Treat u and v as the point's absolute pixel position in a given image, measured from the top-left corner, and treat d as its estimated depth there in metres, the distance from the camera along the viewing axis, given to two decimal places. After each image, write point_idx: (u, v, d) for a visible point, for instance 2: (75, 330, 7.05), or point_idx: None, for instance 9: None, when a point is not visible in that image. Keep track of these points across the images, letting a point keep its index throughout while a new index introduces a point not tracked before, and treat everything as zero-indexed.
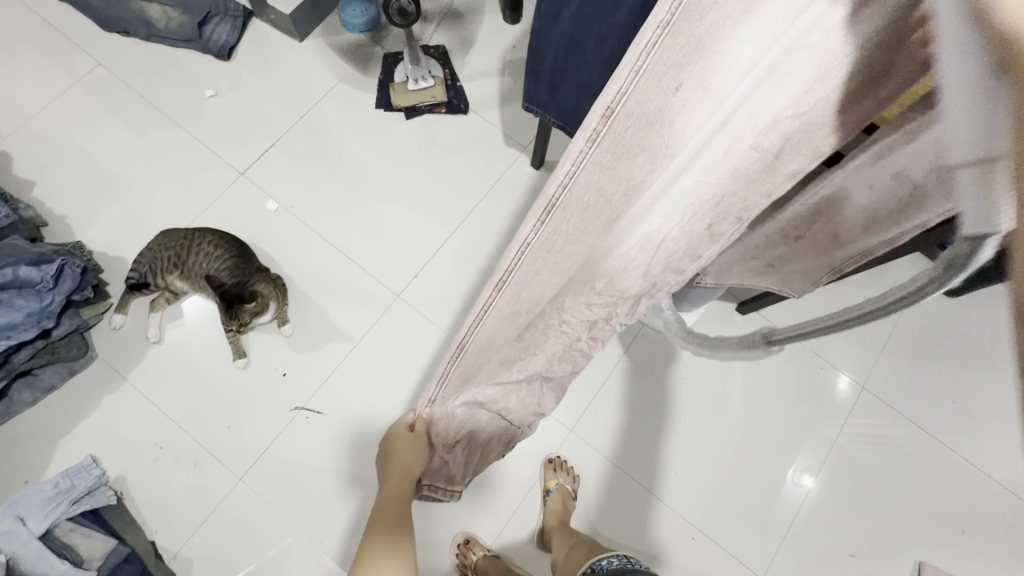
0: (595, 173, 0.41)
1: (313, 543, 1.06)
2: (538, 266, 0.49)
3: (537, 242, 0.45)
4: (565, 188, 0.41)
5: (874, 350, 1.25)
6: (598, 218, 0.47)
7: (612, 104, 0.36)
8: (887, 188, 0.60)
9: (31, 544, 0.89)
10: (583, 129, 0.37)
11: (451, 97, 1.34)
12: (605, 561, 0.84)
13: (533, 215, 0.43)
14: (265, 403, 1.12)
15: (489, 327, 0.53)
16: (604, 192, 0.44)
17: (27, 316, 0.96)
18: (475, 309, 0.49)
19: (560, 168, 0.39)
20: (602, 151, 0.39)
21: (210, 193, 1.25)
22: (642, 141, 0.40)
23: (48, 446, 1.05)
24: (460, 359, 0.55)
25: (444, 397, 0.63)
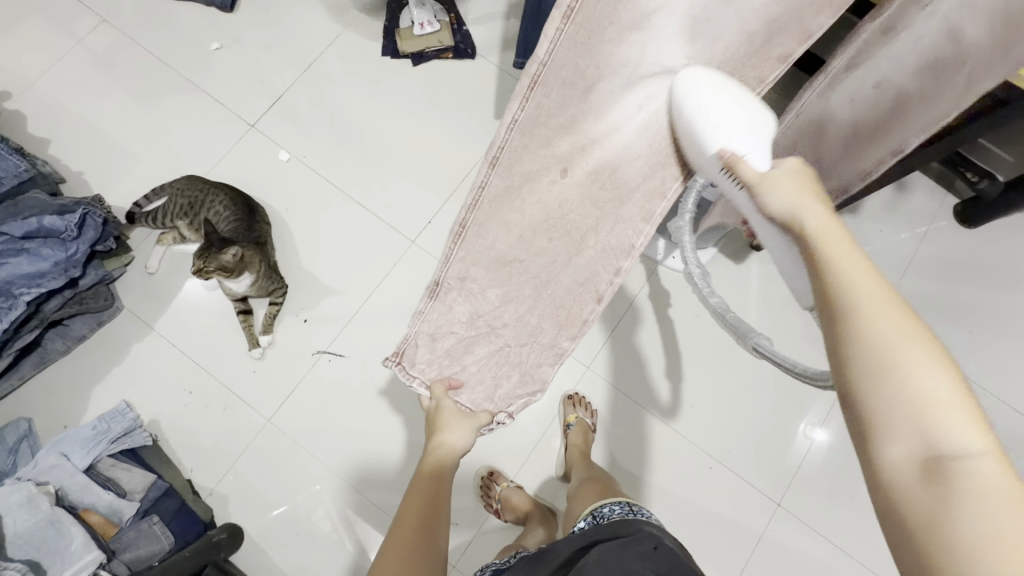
0: (569, 49, 0.55)
1: (343, 480, 1.10)
2: (530, 133, 0.62)
3: (524, 120, 0.61)
4: (544, 66, 0.56)
5: (890, 283, 1.26)
6: (577, 90, 0.59)
7: None
8: (867, 102, 0.65)
9: (77, 477, 0.92)
10: (560, 7, 0.52)
11: (457, 42, 1.32)
12: (606, 509, 0.81)
13: (520, 92, 0.58)
14: (288, 348, 1.14)
15: (488, 205, 0.68)
16: (579, 66, 0.56)
17: (55, 265, 0.98)
18: (475, 186, 0.67)
19: (540, 47, 0.54)
20: (574, 28, 0.53)
21: (222, 145, 1.25)
22: (610, 14, 0.53)
23: (82, 393, 1.09)
24: (463, 236, 0.71)
25: (449, 284, 0.75)
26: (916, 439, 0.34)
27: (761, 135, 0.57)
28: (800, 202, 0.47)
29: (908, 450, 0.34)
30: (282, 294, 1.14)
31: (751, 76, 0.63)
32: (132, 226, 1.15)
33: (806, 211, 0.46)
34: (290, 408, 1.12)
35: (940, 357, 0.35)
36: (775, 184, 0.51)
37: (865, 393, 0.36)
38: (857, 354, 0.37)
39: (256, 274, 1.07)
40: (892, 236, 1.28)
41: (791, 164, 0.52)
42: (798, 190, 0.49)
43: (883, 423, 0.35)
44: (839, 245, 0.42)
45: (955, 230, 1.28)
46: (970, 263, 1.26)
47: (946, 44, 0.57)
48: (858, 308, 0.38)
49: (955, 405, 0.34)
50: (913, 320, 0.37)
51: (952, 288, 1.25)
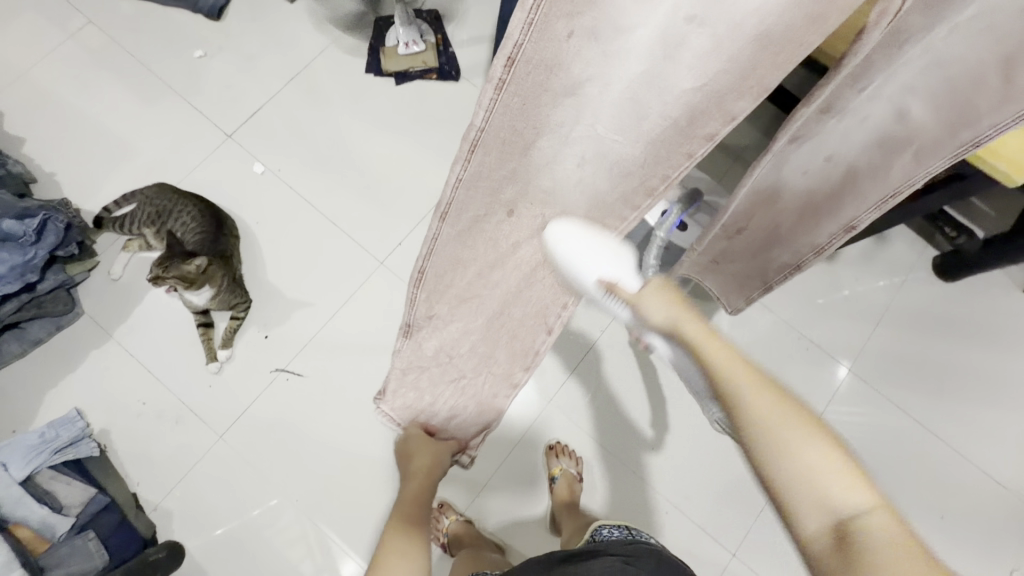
0: (508, 114, 0.50)
1: (293, 503, 1.08)
2: (475, 190, 0.58)
3: (468, 178, 0.56)
4: (483, 131, 0.50)
5: (863, 333, 1.24)
6: (516, 147, 0.55)
7: (512, 55, 0.44)
8: (819, 173, 0.67)
9: (12, 489, 0.91)
10: (491, 78, 0.46)
11: (442, 63, 1.32)
12: (606, 531, 0.82)
13: (460, 155, 0.53)
14: (247, 363, 1.13)
15: (443, 251, 0.65)
16: (517, 128, 0.52)
17: (11, 269, 0.96)
18: (426, 239, 0.63)
19: (475, 116, 0.49)
20: (509, 96, 0.48)
21: (198, 154, 1.24)
22: (544, 83, 0.48)
23: (35, 398, 1.08)
24: (422, 283, 0.69)
25: (418, 324, 0.76)
26: (823, 510, 0.41)
27: (620, 266, 0.61)
28: (677, 317, 0.51)
29: (822, 519, 0.41)
30: (245, 308, 1.12)
31: (678, 151, 0.59)
32: (99, 231, 1.15)
33: (685, 321, 0.50)
34: (244, 425, 1.11)
35: (821, 435, 0.43)
36: (649, 300, 0.53)
37: (780, 478, 0.42)
38: (766, 458, 0.43)
39: (218, 287, 1.05)
40: (869, 285, 1.27)
41: (654, 279, 0.55)
42: (671, 301, 0.52)
43: (794, 502, 0.42)
44: (723, 344, 0.47)
45: (933, 283, 1.26)
46: (947, 317, 1.25)
47: (892, 124, 0.58)
48: (750, 414, 0.44)
49: (837, 474, 0.41)
50: (795, 407, 0.44)
51: (926, 341, 1.24)
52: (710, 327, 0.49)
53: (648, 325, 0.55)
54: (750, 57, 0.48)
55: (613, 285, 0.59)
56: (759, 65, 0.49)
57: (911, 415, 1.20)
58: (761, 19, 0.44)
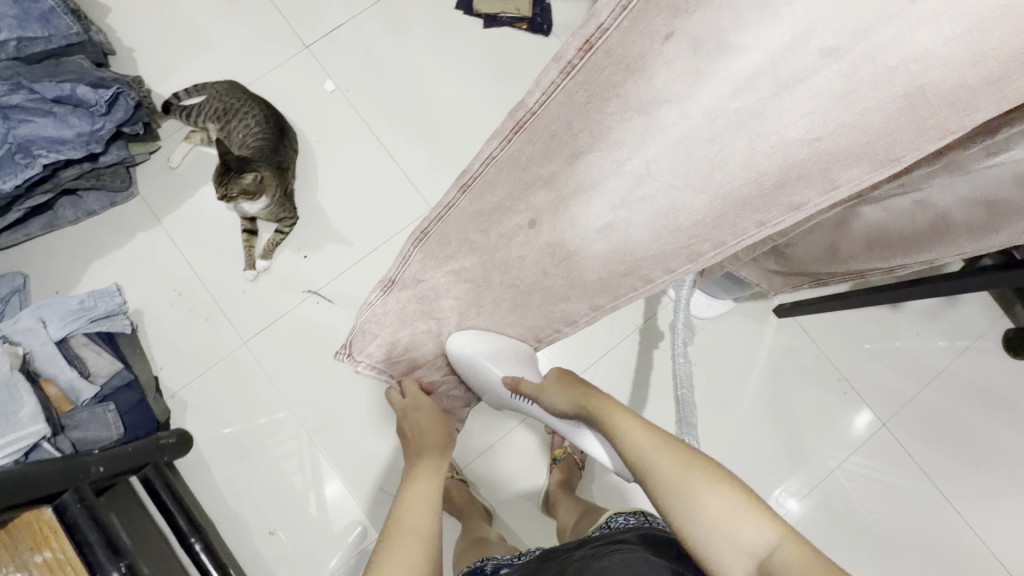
0: (565, 105, 0.53)
1: (300, 421, 1.11)
2: (505, 175, 0.60)
3: (502, 159, 0.58)
4: (533, 113, 0.54)
5: (908, 390, 1.18)
6: (565, 148, 0.57)
7: (590, 39, 0.48)
8: (903, 213, 0.67)
9: (47, 346, 0.94)
10: (564, 59, 0.50)
11: (536, 15, 1.27)
12: (620, 519, 0.80)
13: (502, 133, 0.56)
14: (282, 277, 1.14)
15: (453, 221, 0.64)
16: (572, 125, 0.54)
17: (78, 136, 0.97)
18: (440, 205, 0.63)
19: (533, 94, 0.53)
20: (575, 83, 0.51)
21: (273, 58, 1.22)
22: (618, 84, 0.50)
23: (80, 266, 1.11)
24: (422, 241, 0.66)
25: (404, 282, 0.70)
26: (731, 552, 0.45)
27: (520, 369, 0.78)
28: (573, 399, 0.69)
29: (745, 566, 0.44)
30: (290, 224, 1.12)
31: (751, 216, 0.56)
32: (166, 116, 1.15)
33: (587, 400, 0.68)
34: (268, 336, 1.12)
35: (717, 483, 0.49)
36: (549, 388, 0.73)
37: (695, 539, 0.48)
38: (676, 515, 0.49)
39: (273, 200, 1.06)
40: (926, 342, 1.19)
41: (553, 374, 0.75)
42: (569, 392, 0.71)
43: (715, 555, 0.46)
44: (619, 417, 0.62)
45: (993, 354, 1.19)
46: (999, 394, 1.18)
47: (1009, 186, 0.56)
48: (650, 478, 0.53)
49: (740, 515, 0.46)
50: (686, 460, 0.52)
51: (971, 413, 1.17)
52: (621, 406, 0.63)
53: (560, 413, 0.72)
54: (887, 122, 0.46)
55: (516, 382, 0.75)
56: (895, 132, 0.47)
57: (934, 484, 1.14)
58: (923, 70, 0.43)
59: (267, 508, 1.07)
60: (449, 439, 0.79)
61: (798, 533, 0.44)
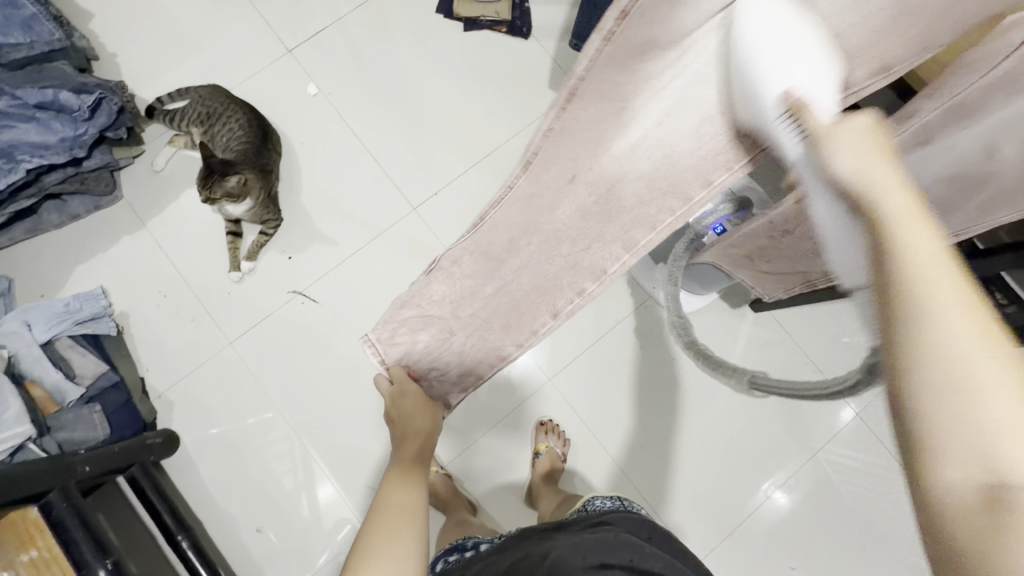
0: (613, 67, 0.40)
1: (287, 420, 1.12)
2: (564, 145, 0.48)
3: (557, 131, 0.45)
4: (586, 79, 0.41)
5: (881, 380, 1.21)
6: (612, 108, 0.45)
7: (626, 5, 0.34)
8: None
9: (33, 349, 0.95)
10: (600, 28, 0.36)
11: (515, 17, 1.29)
12: (597, 502, 0.83)
13: (556, 102, 0.43)
14: (268, 278, 1.15)
15: (507, 207, 0.56)
16: (617, 82, 0.42)
17: (61, 141, 0.99)
18: (501, 187, 0.53)
19: (577, 63, 0.39)
20: (617, 48, 0.38)
21: (256, 62, 1.23)
22: (654, 37, 0.38)
23: (65, 269, 1.12)
24: (475, 229, 0.59)
25: (441, 265, 0.66)
26: (976, 461, 0.28)
27: (822, 79, 0.37)
28: (871, 168, 0.33)
29: (973, 474, 0.28)
30: (275, 226, 1.14)
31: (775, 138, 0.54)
32: (149, 120, 1.16)
33: (883, 185, 0.32)
34: (254, 336, 1.14)
35: None
36: (844, 138, 0.35)
37: (919, 417, 0.29)
38: (916, 382, 0.29)
39: (257, 203, 1.07)
40: None
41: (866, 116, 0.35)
42: (870, 149, 0.34)
43: (936, 450, 0.29)
44: (917, 228, 0.31)
45: None
46: None
47: (978, 160, 0.58)
48: (934, 317, 0.29)
49: None
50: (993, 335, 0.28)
51: None
52: (916, 200, 0.32)
53: (820, 181, 0.36)
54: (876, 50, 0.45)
55: (801, 109, 0.37)
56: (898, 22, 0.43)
57: None
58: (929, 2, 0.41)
59: (256, 505, 1.09)
60: (433, 425, 0.82)
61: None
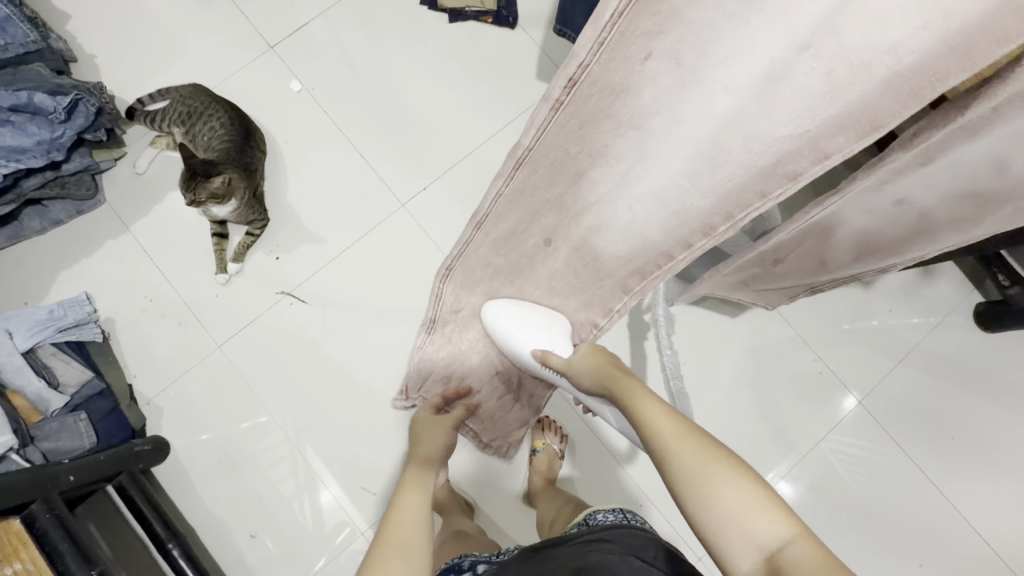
0: (561, 133, 0.53)
1: (280, 423, 1.10)
2: (514, 204, 0.62)
3: (508, 193, 0.59)
4: (531, 150, 0.54)
5: (882, 367, 1.19)
6: (566, 170, 0.59)
7: (574, 76, 0.46)
8: (884, 215, 0.65)
9: (14, 358, 0.93)
10: (550, 98, 0.48)
11: (501, 7, 1.25)
12: (599, 517, 0.80)
13: (503, 172, 0.56)
14: (256, 280, 1.13)
15: (475, 253, 0.69)
16: (569, 149, 0.56)
17: (37, 144, 0.96)
18: (459, 242, 0.67)
19: (529, 132, 0.52)
20: (566, 115, 0.50)
21: (238, 60, 1.21)
22: (606, 108, 0.51)
23: (48, 276, 1.10)
24: (450, 277, 0.73)
25: (443, 319, 0.81)
26: (747, 544, 0.46)
27: (559, 341, 0.79)
28: (602, 377, 0.70)
29: (752, 558, 0.46)
30: (261, 226, 1.11)
31: (750, 187, 0.58)
32: (130, 122, 1.14)
33: (615, 382, 0.67)
34: (244, 338, 1.12)
35: (743, 480, 0.49)
36: (579, 365, 0.74)
37: (705, 528, 0.49)
38: (690, 502, 0.51)
39: (242, 202, 1.05)
40: (900, 319, 1.20)
41: (584, 348, 0.76)
42: (602, 369, 0.71)
43: (723, 547, 0.48)
44: (644, 400, 0.61)
45: (965, 329, 1.20)
46: (973, 368, 1.19)
47: (991, 177, 0.54)
48: (672, 459, 0.54)
49: (759, 513, 0.47)
50: (711, 453, 0.52)
51: (946, 389, 1.18)
52: (644, 387, 0.64)
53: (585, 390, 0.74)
54: (865, 100, 0.46)
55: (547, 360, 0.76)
56: (874, 105, 0.46)
57: (911, 458, 1.15)
58: (896, 60, 0.43)
59: (249, 511, 1.07)
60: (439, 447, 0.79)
61: (814, 534, 0.46)
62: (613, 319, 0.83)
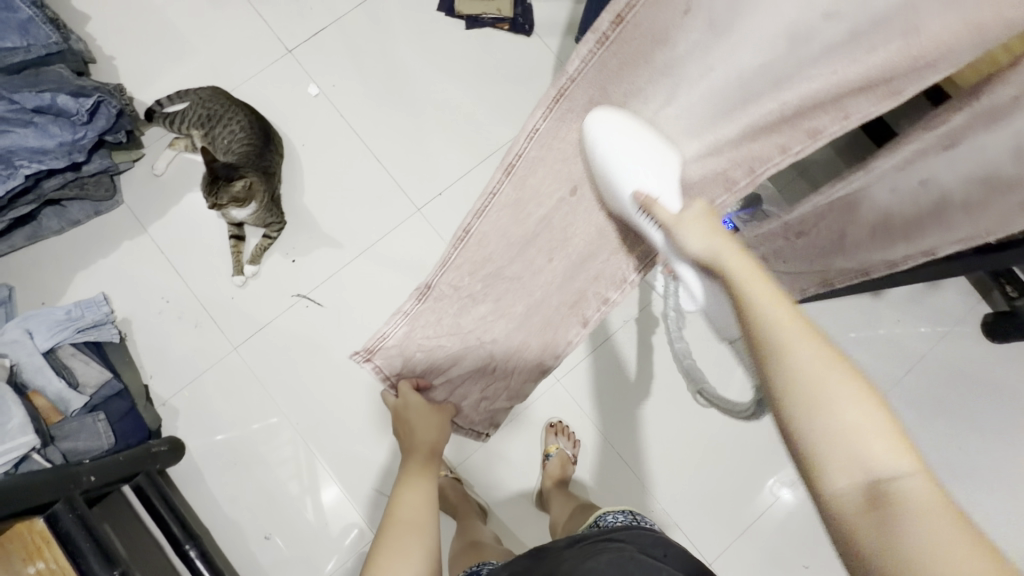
0: (602, 71, 0.55)
1: (294, 425, 1.11)
2: (545, 155, 0.63)
3: (544, 130, 0.60)
4: (573, 81, 0.56)
5: (890, 377, 1.20)
6: (599, 112, 0.59)
7: (620, 13, 0.49)
8: (909, 193, 0.63)
9: (35, 357, 0.93)
10: (597, 32, 0.51)
11: (517, 15, 1.27)
12: (609, 517, 0.81)
13: (544, 103, 0.58)
14: (272, 283, 1.14)
15: (495, 213, 0.67)
16: (606, 90, 0.57)
17: (59, 145, 0.97)
18: (486, 191, 0.66)
19: (572, 64, 0.54)
20: (608, 54, 0.53)
21: (256, 63, 1.22)
22: (643, 54, 0.52)
23: (65, 277, 1.10)
24: (463, 242, 0.70)
25: (440, 291, 0.74)
26: (852, 467, 0.36)
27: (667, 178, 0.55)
28: (714, 244, 0.49)
29: (854, 480, 0.35)
30: (278, 230, 1.12)
31: (772, 140, 0.54)
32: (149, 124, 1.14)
33: (725, 253, 0.47)
34: (260, 340, 1.12)
35: (867, 403, 0.37)
36: (689, 224, 0.52)
37: (807, 442, 0.37)
38: (795, 414, 0.38)
39: (261, 206, 1.05)
40: (907, 328, 1.22)
41: (697, 206, 0.53)
42: (711, 232, 0.50)
43: (819, 468, 0.37)
44: (761, 290, 0.43)
45: (971, 339, 1.22)
46: (980, 378, 1.21)
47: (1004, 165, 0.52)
48: (788, 358, 0.39)
49: (882, 436, 0.36)
50: (831, 358, 0.39)
51: (953, 398, 1.20)
52: (765, 276, 0.44)
53: (681, 255, 0.54)
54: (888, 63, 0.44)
55: (650, 205, 0.55)
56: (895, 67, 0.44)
57: None
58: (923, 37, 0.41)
59: (262, 513, 1.07)
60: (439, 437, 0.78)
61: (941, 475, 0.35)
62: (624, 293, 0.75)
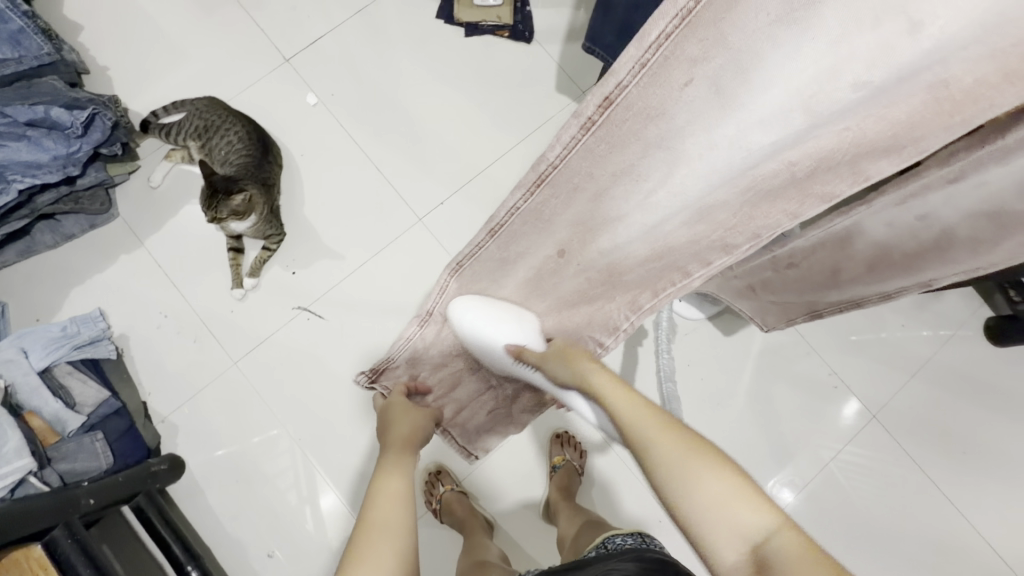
0: (586, 157, 0.49)
1: (296, 440, 1.09)
2: (531, 226, 0.58)
3: (525, 210, 0.55)
4: (555, 167, 0.50)
5: (895, 382, 1.20)
6: (587, 191, 0.53)
7: (611, 95, 0.43)
8: (904, 227, 0.63)
9: (30, 377, 0.91)
10: (582, 115, 0.45)
11: (517, 22, 1.27)
12: (618, 539, 0.79)
13: (523, 186, 0.52)
14: (273, 295, 1.12)
15: (483, 261, 0.63)
16: (593, 173, 0.51)
17: (53, 159, 0.95)
18: (469, 245, 0.61)
19: (553, 149, 0.49)
20: (595, 138, 0.47)
21: (253, 73, 1.20)
22: (638, 132, 0.46)
23: (60, 292, 1.08)
24: (460, 271, 0.65)
25: (440, 317, 0.71)
26: (730, 535, 0.44)
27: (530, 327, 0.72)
28: (580, 367, 0.66)
29: (737, 549, 0.44)
30: (278, 241, 1.10)
31: (778, 206, 0.51)
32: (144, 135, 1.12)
33: (589, 374, 0.64)
34: (260, 354, 1.11)
35: (717, 469, 0.47)
36: (557, 361, 0.69)
37: (687, 525, 0.47)
38: (675, 502, 0.48)
39: (261, 217, 1.04)
40: (911, 333, 1.22)
41: (557, 345, 0.71)
42: (580, 361, 0.67)
43: (702, 542, 0.45)
44: (619, 397, 0.59)
45: (974, 343, 1.22)
46: (984, 381, 1.21)
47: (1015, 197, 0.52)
48: (653, 454, 0.51)
49: (738, 500, 0.45)
50: (687, 441, 0.50)
51: (957, 401, 1.20)
52: (623, 387, 0.60)
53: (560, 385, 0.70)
54: (912, 115, 0.41)
55: (526, 353, 0.72)
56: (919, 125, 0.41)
57: (923, 471, 1.17)
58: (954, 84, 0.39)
59: (264, 529, 1.05)
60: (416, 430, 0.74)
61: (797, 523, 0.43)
62: (618, 339, 0.72)
